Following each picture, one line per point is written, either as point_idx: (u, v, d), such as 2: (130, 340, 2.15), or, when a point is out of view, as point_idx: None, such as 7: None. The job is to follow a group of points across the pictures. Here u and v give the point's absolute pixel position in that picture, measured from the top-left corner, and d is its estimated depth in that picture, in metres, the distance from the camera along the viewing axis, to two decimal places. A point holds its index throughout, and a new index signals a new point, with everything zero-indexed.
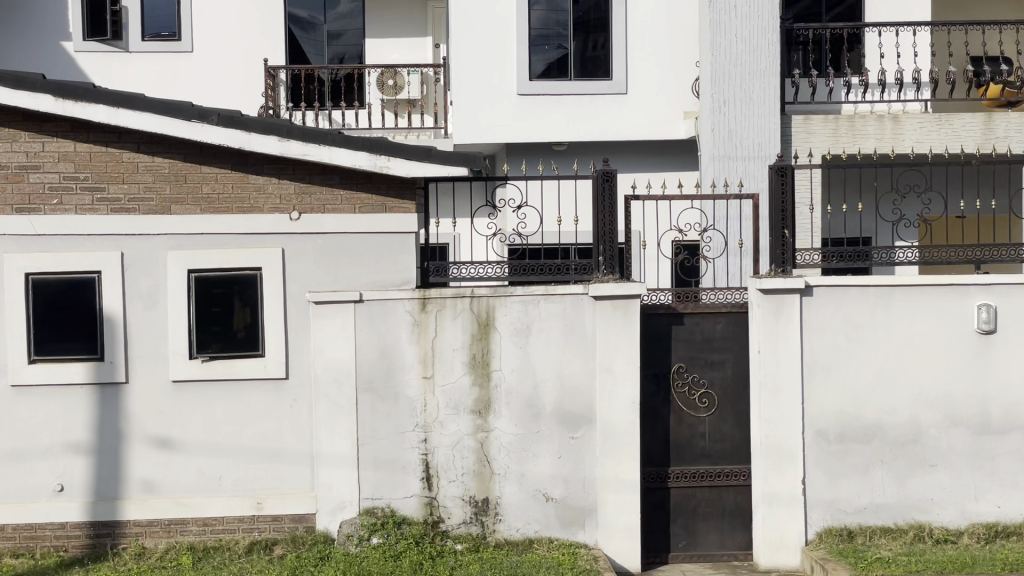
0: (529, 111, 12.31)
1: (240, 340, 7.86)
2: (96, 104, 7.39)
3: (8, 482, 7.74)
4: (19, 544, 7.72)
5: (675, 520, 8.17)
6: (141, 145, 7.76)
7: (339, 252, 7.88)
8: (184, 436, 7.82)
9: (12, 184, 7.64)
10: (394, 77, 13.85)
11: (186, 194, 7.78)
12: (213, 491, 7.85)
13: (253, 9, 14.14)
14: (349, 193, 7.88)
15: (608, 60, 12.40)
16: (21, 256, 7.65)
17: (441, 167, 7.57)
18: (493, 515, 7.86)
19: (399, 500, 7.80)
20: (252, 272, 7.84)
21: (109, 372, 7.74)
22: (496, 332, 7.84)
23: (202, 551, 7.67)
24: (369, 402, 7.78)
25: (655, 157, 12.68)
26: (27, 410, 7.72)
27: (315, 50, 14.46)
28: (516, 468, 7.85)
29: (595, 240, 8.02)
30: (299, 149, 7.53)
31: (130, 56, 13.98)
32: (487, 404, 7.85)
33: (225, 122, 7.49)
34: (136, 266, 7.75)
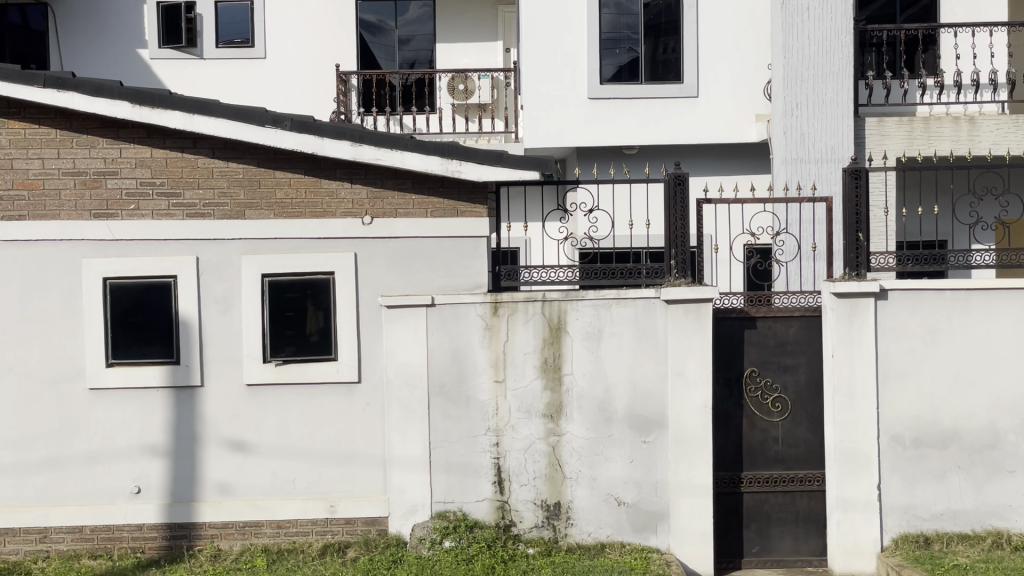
0: (599, 115, 12.33)
1: (314, 343, 7.91)
2: (173, 110, 7.48)
3: (85, 484, 7.85)
4: (96, 546, 7.81)
5: (748, 525, 8.13)
6: (216, 150, 7.83)
7: (411, 256, 7.92)
8: (258, 439, 7.89)
9: (90, 191, 7.75)
10: (465, 81, 13.86)
11: (260, 200, 7.86)
12: (286, 494, 7.92)
13: (326, 15, 14.34)
14: (420, 197, 7.91)
15: (680, 63, 12.39)
16: (98, 261, 7.75)
17: (513, 171, 7.56)
18: (565, 519, 7.86)
19: (470, 504, 7.85)
20: (325, 276, 7.89)
21: (186, 375, 7.83)
22: (568, 336, 7.85)
23: (276, 553, 7.74)
24: (441, 405, 7.82)
25: (727, 160, 12.60)
26: (104, 413, 7.82)
27: (386, 56, 14.72)
28: (588, 472, 7.85)
29: (667, 244, 8.01)
30: (371, 154, 7.58)
31: (204, 62, 14.37)
32: (559, 408, 7.86)
33: (298, 127, 7.51)
34: (210, 270, 7.83)
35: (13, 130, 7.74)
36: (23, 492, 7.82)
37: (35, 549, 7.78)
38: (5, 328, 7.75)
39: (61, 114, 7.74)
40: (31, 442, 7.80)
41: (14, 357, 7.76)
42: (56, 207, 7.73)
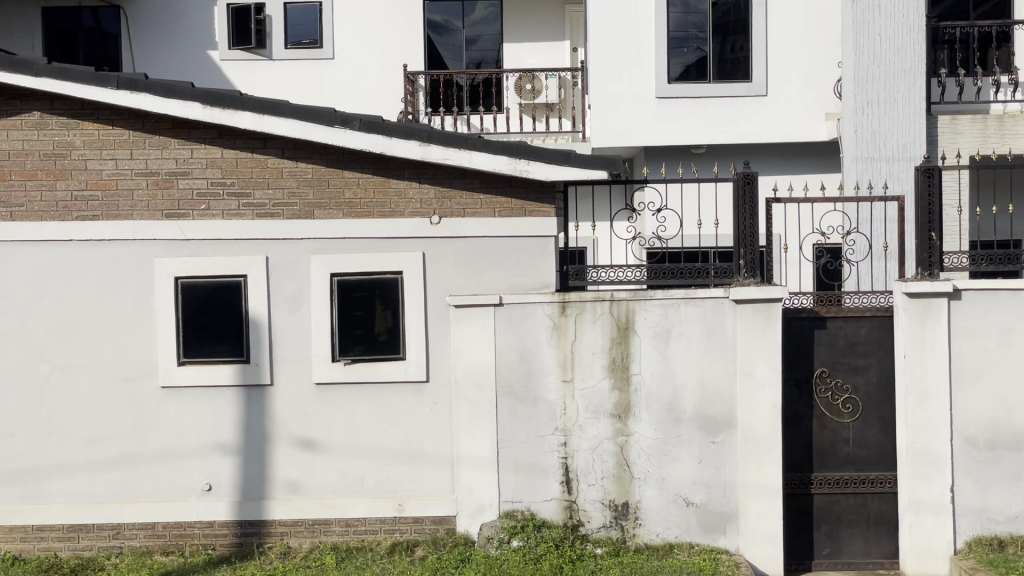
0: (668, 114, 12.35)
1: (383, 343, 7.95)
2: (243, 111, 7.53)
3: (158, 481, 7.93)
4: (169, 543, 7.90)
5: (819, 526, 8.07)
6: (286, 151, 7.87)
7: (480, 255, 7.93)
8: (328, 438, 7.93)
9: (161, 191, 7.83)
10: (532, 81, 13.87)
11: (329, 199, 7.89)
12: (355, 492, 7.96)
13: (393, 16, 14.52)
14: (488, 197, 7.92)
15: (748, 62, 12.39)
16: (171, 260, 7.83)
17: (581, 170, 7.54)
18: (634, 519, 7.84)
19: (538, 503, 7.86)
20: (394, 275, 7.93)
21: (255, 374, 7.88)
22: (636, 336, 7.81)
23: (345, 551, 7.79)
24: (509, 405, 7.83)
25: (796, 161, 12.55)
26: (176, 412, 7.90)
27: (453, 55, 14.75)
28: (656, 472, 7.83)
29: (736, 244, 7.96)
30: (439, 154, 7.60)
31: (273, 63, 14.62)
32: (626, 408, 7.84)
33: (367, 127, 7.55)
34: (280, 270, 7.89)
35: (87, 131, 7.80)
36: (97, 489, 7.91)
37: (108, 545, 7.87)
38: (79, 326, 7.85)
39: (133, 115, 7.81)
40: (104, 440, 7.89)
41: (88, 355, 7.86)
42: (129, 207, 7.82)
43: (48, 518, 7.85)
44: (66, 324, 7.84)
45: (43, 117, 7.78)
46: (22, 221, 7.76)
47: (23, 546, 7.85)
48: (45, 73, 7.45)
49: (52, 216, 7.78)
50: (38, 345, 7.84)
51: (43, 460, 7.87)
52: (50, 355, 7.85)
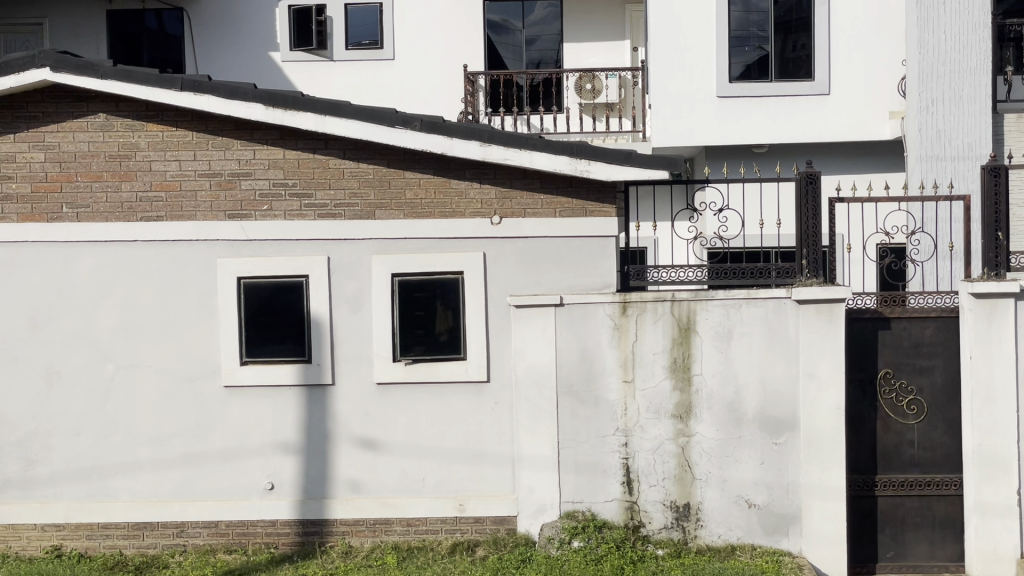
0: (728, 115, 12.36)
1: (443, 343, 7.97)
2: (305, 112, 7.57)
3: (221, 480, 7.98)
4: (232, 541, 7.96)
5: (883, 529, 8.00)
6: (347, 151, 7.90)
7: (541, 255, 7.92)
8: (389, 438, 7.96)
9: (224, 192, 7.88)
10: (592, 81, 13.79)
11: (390, 200, 7.92)
12: (416, 492, 7.98)
13: (453, 14, 14.53)
14: (549, 197, 7.91)
15: (810, 61, 12.36)
16: (233, 261, 7.88)
17: (642, 170, 7.52)
18: (695, 520, 7.81)
19: (599, 504, 7.85)
20: (454, 275, 7.94)
21: (317, 374, 7.92)
22: (697, 337, 7.78)
23: (406, 550, 7.83)
24: (570, 406, 7.82)
25: (858, 159, 12.58)
26: (239, 411, 7.95)
27: (512, 55, 14.78)
28: (718, 474, 7.80)
29: (798, 244, 7.89)
30: (500, 154, 7.60)
31: (334, 64, 14.73)
32: (688, 409, 7.81)
33: (428, 128, 7.56)
34: (342, 270, 7.93)
35: (151, 132, 7.87)
36: (161, 487, 7.98)
37: (172, 543, 7.94)
38: (144, 326, 7.92)
39: (196, 116, 7.86)
40: (168, 438, 7.96)
41: (153, 355, 7.93)
42: (192, 207, 7.89)
43: (113, 516, 7.93)
44: (131, 324, 7.92)
45: (108, 119, 7.86)
46: (88, 222, 7.84)
47: (88, 544, 7.94)
48: (111, 75, 7.53)
49: (118, 217, 7.87)
50: (103, 345, 7.92)
51: (108, 459, 7.95)
52: (115, 355, 7.92)
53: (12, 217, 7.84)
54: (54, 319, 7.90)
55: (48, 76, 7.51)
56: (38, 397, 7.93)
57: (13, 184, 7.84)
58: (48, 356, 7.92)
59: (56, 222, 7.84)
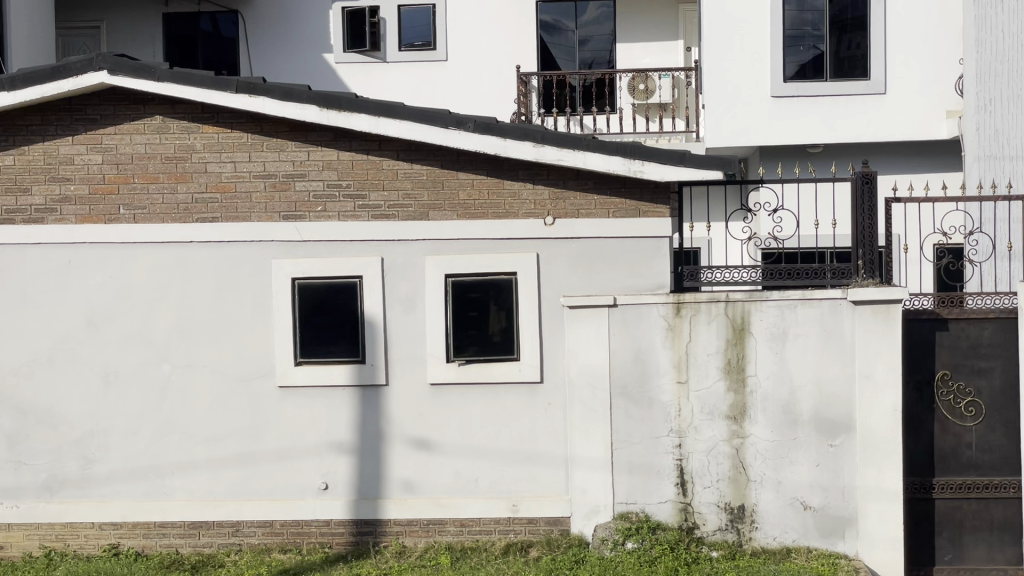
0: (784, 112, 12.34)
1: (497, 343, 7.98)
2: (359, 114, 7.59)
3: (276, 480, 8.02)
4: (287, 540, 8.00)
5: (940, 532, 7.94)
6: (401, 152, 7.92)
7: (594, 256, 7.90)
8: (443, 438, 7.97)
9: (279, 193, 7.92)
10: (645, 81, 13.83)
11: (444, 201, 7.93)
12: (470, 493, 7.98)
13: (506, 14, 14.63)
14: (602, 198, 7.89)
15: (866, 60, 12.31)
16: (288, 262, 7.92)
17: (696, 171, 7.47)
18: (750, 522, 7.78)
19: (652, 505, 7.82)
20: (508, 276, 7.95)
21: (371, 374, 7.95)
22: (752, 338, 7.74)
23: (460, 551, 7.84)
24: (624, 407, 7.81)
25: (913, 158, 12.52)
26: (293, 411, 7.99)
27: (566, 56, 14.78)
28: (773, 475, 7.75)
29: (854, 245, 7.84)
30: (553, 155, 7.59)
31: (388, 65, 14.82)
32: (742, 410, 7.77)
33: (481, 129, 7.55)
34: (396, 271, 7.95)
35: (206, 134, 7.92)
36: (217, 487, 8.03)
37: (228, 542, 8.00)
38: (200, 327, 7.98)
39: (252, 118, 7.91)
40: (224, 438, 8.00)
41: (208, 355, 7.98)
42: (247, 209, 7.93)
43: (169, 515, 7.99)
44: (187, 324, 7.97)
45: (165, 121, 7.92)
46: (145, 223, 7.92)
47: (144, 543, 8.00)
48: (166, 78, 7.57)
49: (174, 218, 7.93)
50: (159, 345, 7.98)
51: (164, 458, 8.01)
52: (171, 355, 7.98)
53: (71, 219, 7.91)
54: (112, 319, 7.97)
55: (105, 78, 7.56)
56: (95, 397, 8.00)
57: (71, 186, 7.90)
58: (106, 356, 7.98)
59: (113, 224, 7.91)
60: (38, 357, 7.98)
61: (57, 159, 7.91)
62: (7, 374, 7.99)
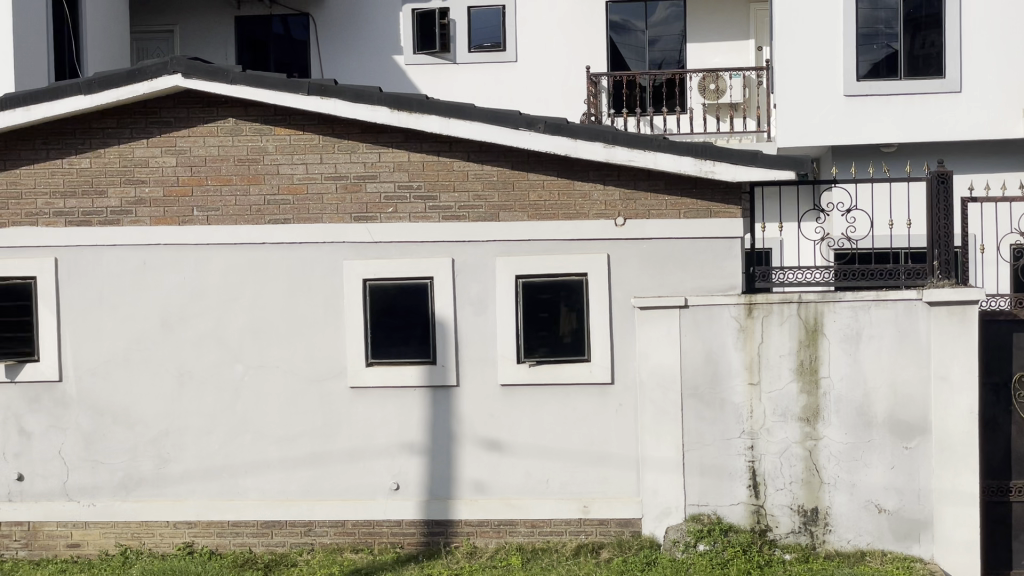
0: (856, 111, 12.32)
1: (568, 344, 7.98)
2: (429, 115, 7.61)
3: (348, 480, 8.06)
4: (358, 540, 8.04)
5: (1018, 536, 7.84)
6: (471, 154, 7.93)
7: (665, 257, 7.88)
8: (513, 439, 7.97)
9: (350, 194, 7.96)
10: (716, 81, 13.76)
11: (515, 202, 7.93)
12: (541, 494, 7.98)
13: (574, 17, 14.66)
14: (674, 198, 7.86)
15: (941, 58, 12.18)
16: (359, 263, 7.95)
17: (767, 171, 7.41)
18: (824, 525, 7.71)
19: (724, 507, 7.78)
20: (579, 277, 7.95)
21: (442, 375, 7.97)
22: (825, 339, 7.67)
23: (531, 552, 7.84)
24: (695, 408, 7.76)
25: (988, 158, 12.43)
26: (365, 411, 8.02)
27: (635, 56, 14.73)
28: (847, 478, 7.68)
29: (929, 245, 7.78)
30: (624, 155, 7.56)
31: (458, 66, 14.88)
32: (815, 412, 7.70)
33: (552, 129, 7.55)
34: (467, 272, 7.96)
35: (279, 136, 7.97)
36: (289, 486, 8.08)
37: (300, 541, 8.05)
38: (273, 327, 8.03)
39: (323, 120, 7.96)
40: (297, 438, 8.05)
41: (281, 356, 8.04)
42: (319, 210, 7.97)
43: (243, 514, 8.06)
44: (260, 325, 8.03)
45: (237, 123, 7.98)
46: (218, 225, 7.98)
47: (219, 542, 8.08)
48: (239, 80, 7.65)
49: (246, 220, 7.99)
50: (233, 346, 8.04)
51: (238, 458, 8.08)
52: (245, 356, 8.04)
53: (146, 221, 8.01)
54: (186, 320, 8.05)
55: (180, 82, 7.65)
56: (170, 397, 8.08)
57: (146, 189, 7.99)
58: (180, 356, 8.06)
59: (187, 225, 7.99)
60: (114, 357, 8.08)
61: (132, 162, 8.00)
62: (83, 374, 8.10)
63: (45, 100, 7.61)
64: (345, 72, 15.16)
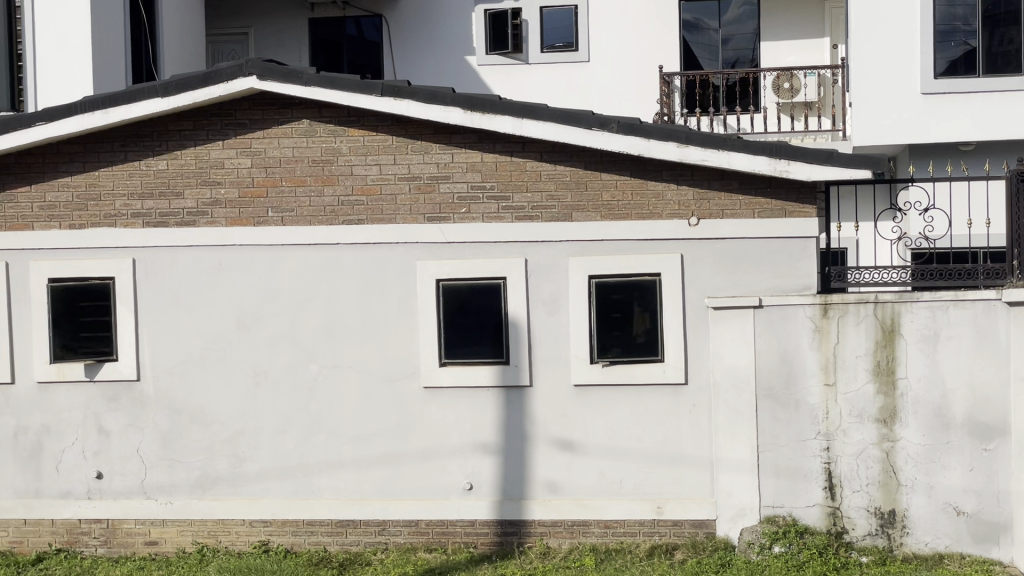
0: (933, 110, 12.21)
1: (640, 345, 7.94)
2: (503, 115, 7.61)
3: (421, 480, 8.09)
4: (432, 540, 8.05)
5: None
6: (544, 154, 7.92)
7: (739, 257, 7.82)
8: (586, 439, 7.95)
9: (424, 195, 7.98)
10: (790, 79, 13.70)
11: (588, 202, 7.91)
12: (615, 494, 7.96)
13: (647, 16, 14.64)
14: (748, 198, 7.80)
15: (1020, 54, 12.01)
16: (432, 264, 7.97)
17: (843, 170, 7.34)
18: (901, 527, 7.64)
19: (800, 509, 7.71)
20: (652, 277, 7.90)
21: (515, 375, 7.97)
22: (902, 340, 7.59)
23: (604, 552, 7.82)
24: (769, 409, 7.71)
25: None
26: (438, 411, 8.04)
27: (708, 55, 14.65)
28: (924, 480, 7.59)
29: (1008, 244, 7.61)
30: (698, 155, 7.52)
31: (530, 67, 14.90)
32: (892, 413, 7.61)
33: (625, 129, 7.52)
34: (539, 272, 7.96)
35: (353, 137, 8.01)
36: (363, 486, 8.12)
37: (374, 540, 8.08)
38: (347, 327, 8.08)
39: (397, 121, 7.99)
40: (370, 438, 8.09)
41: (355, 356, 8.08)
42: (392, 211, 8.01)
43: (318, 513, 8.11)
44: (334, 325, 8.08)
45: (311, 124, 8.02)
46: (293, 226, 8.04)
47: (294, 540, 8.13)
48: (313, 82, 7.70)
49: (321, 221, 8.04)
50: (307, 346, 8.10)
51: (312, 457, 8.13)
52: (319, 356, 8.10)
53: (221, 222, 8.08)
54: (262, 320, 8.12)
55: (255, 83, 7.71)
56: (245, 396, 8.15)
57: (222, 190, 8.07)
58: (256, 356, 8.13)
59: (262, 226, 8.06)
60: (190, 357, 8.16)
61: (208, 163, 8.07)
62: (160, 373, 8.18)
63: (124, 102, 7.70)
64: (417, 73, 15.22)
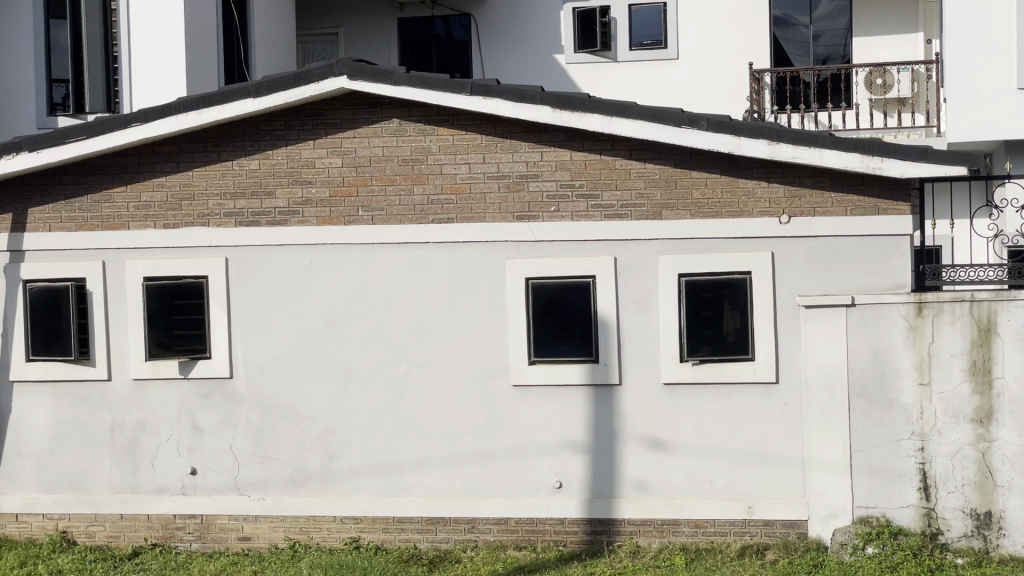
0: None
1: (731, 343, 7.85)
2: (593, 113, 7.60)
3: (510, 478, 8.09)
4: (522, 538, 8.06)
5: None
6: (634, 152, 7.90)
7: (831, 255, 7.74)
8: (676, 438, 7.92)
9: (513, 194, 7.99)
10: (882, 76, 13.56)
11: (677, 200, 7.88)
12: (705, 494, 7.91)
13: (737, 13, 14.56)
14: (841, 196, 7.71)
15: None
16: (522, 262, 7.99)
17: (938, 166, 7.19)
18: (997, 529, 7.53)
19: (894, 509, 7.62)
20: (742, 275, 7.83)
21: (605, 374, 7.95)
22: (999, 338, 7.47)
23: (695, 552, 7.78)
24: (863, 408, 7.63)
25: None
26: (528, 409, 8.04)
27: (798, 51, 14.55)
28: (1021, 481, 7.48)
29: None
30: (789, 152, 7.44)
31: (619, 65, 14.89)
32: (988, 413, 7.50)
33: (715, 127, 7.46)
34: (629, 270, 7.93)
35: (442, 136, 8.04)
36: (453, 484, 8.15)
37: (464, 538, 8.10)
38: (436, 325, 8.12)
39: (486, 120, 8.00)
40: (460, 436, 8.12)
41: (444, 354, 8.12)
42: (482, 209, 8.03)
43: (408, 510, 8.16)
44: (424, 323, 8.12)
45: (401, 123, 8.07)
46: (383, 225, 8.09)
47: (384, 537, 8.19)
48: (403, 82, 7.73)
49: (411, 219, 8.08)
50: (397, 344, 8.15)
51: (402, 454, 8.17)
52: (409, 354, 8.14)
53: (312, 221, 8.15)
54: (352, 318, 8.17)
55: (346, 83, 7.76)
56: (335, 394, 8.21)
57: (313, 189, 8.13)
58: (346, 354, 8.19)
59: (352, 225, 8.12)
60: (282, 355, 8.24)
61: (300, 163, 8.15)
62: (252, 371, 8.27)
63: (217, 102, 7.79)
64: (506, 72, 15.27)
